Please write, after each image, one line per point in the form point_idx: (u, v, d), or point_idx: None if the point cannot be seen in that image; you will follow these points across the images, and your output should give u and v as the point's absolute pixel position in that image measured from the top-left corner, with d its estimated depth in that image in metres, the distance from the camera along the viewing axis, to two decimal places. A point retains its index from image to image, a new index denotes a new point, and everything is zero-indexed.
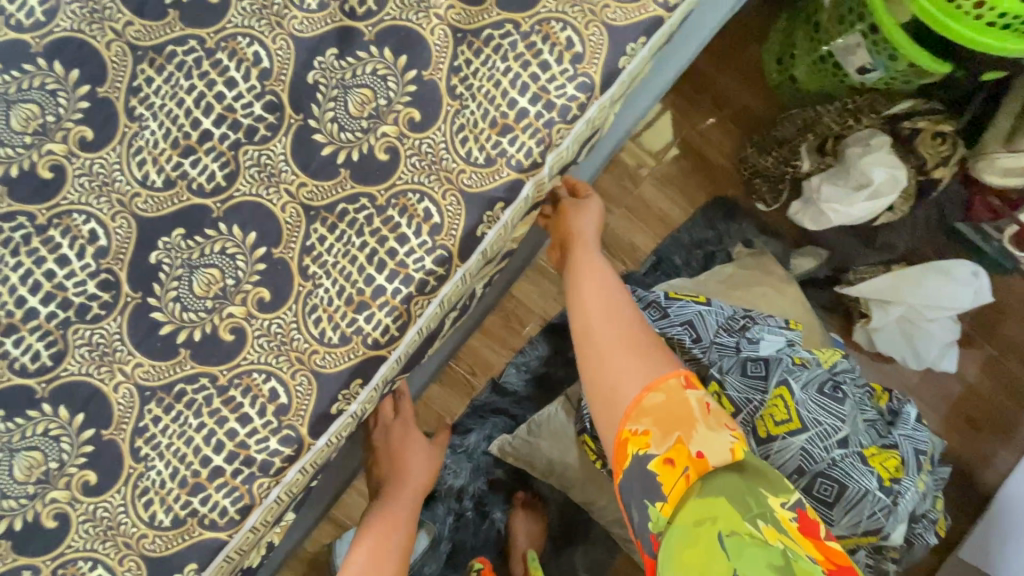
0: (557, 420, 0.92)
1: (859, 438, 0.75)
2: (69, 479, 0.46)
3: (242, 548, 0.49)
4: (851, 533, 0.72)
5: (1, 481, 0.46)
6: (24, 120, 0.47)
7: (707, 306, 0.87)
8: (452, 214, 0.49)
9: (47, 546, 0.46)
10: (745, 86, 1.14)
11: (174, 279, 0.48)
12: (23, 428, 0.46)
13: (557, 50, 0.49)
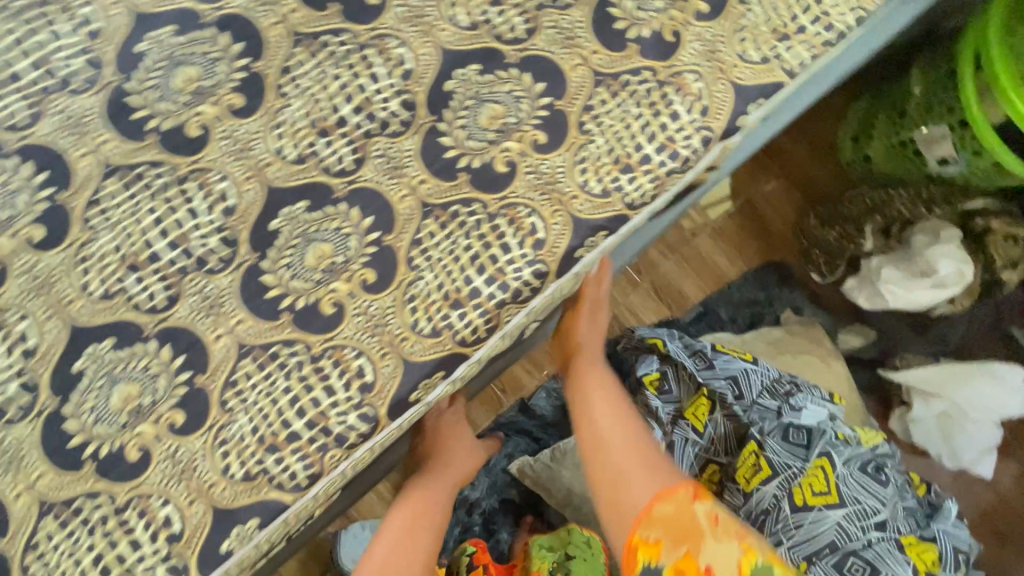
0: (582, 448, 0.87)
1: (897, 524, 0.74)
2: (159, 417, 0.49)
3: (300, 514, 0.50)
4: None
5: (99, 407, 0.48)
6: (185, 81, 0.51)
7: (754, 365, 0.83)
8: (557, 233, 0.52)
9: (126, 477, 0.48)
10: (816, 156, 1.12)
11: (290, 247, 0.51)
12: (127, 360, 0.49)
13: (688, 100, 0.53)
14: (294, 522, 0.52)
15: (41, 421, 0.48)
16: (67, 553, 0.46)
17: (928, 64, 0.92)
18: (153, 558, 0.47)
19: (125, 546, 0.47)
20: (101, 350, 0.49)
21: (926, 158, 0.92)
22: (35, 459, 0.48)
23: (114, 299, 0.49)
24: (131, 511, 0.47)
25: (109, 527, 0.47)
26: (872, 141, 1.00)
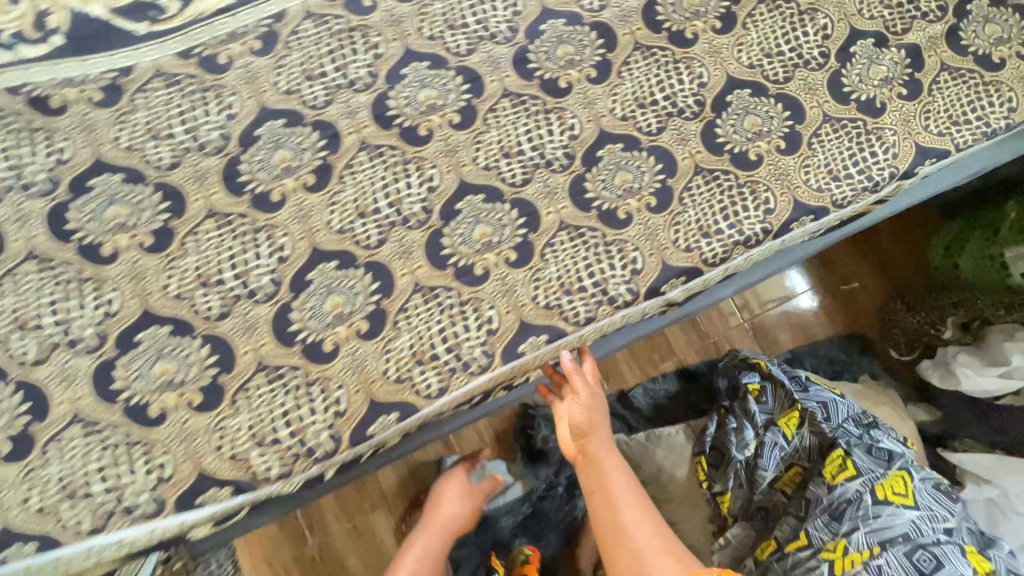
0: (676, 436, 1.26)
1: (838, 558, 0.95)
2: (352, 324, 0.68)
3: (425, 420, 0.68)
4: None
5: (315, 306, 0.68)
6: (426, 97, 0.75)
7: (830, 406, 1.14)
8: (651, 268, 0.73)
9: (318, 360, 0.67)
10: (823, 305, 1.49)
11: (465, 225, 0.72)
12: (340, 278, 0.69)
13: (757, 202, 0.76)
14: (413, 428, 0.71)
15: (273, 303, 0.68)
16: (270, 399, 0.66)
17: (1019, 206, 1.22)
18: (324, 422, 0.66)
19: (308, 409, 0.66)
20: (327, 266, 0.69)
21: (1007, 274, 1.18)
22: (261, 327, 0.67)
23: (343, 234, 0.70)
24: (315, 385, 0.66)
25: (299, 393, 0.66)
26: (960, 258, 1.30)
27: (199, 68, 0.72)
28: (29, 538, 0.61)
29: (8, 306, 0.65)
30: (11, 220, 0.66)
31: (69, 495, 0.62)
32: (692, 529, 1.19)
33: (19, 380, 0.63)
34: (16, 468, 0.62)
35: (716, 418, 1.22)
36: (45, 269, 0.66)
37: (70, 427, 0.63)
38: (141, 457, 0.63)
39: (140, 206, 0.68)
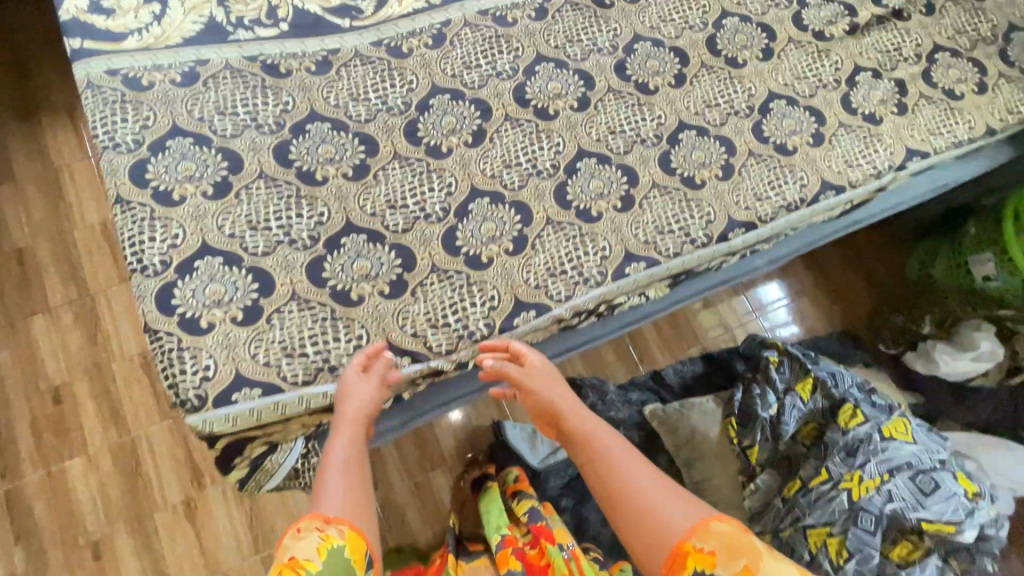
0: (707, 406, 1.44)
1: (849, 486, 1.16)
2: (502, 243, 0.89)
3: (555, 320, 0.88)
4: (824, 530, 1.16)
5: (474, 228, 0.89)
6: (552, 87, 1.00)
7: (833, 372, 1.33)
8: (721, 220, 0.97)
9: (476, 267, 0.87)
10: (823, 306, 1.74)
11: (584, 178, 0.95)
12: (491, 209, 0.90)
13: (797, 179, 1.01)
14: (542, 329, 0.90)
15: (444, 224, 0.88)
16: (441, 294, 0.85)
17: (978, 219, 1.50)
18: (482, 314, 0.85)
19: (469, 302, 0.85)
20: (483, 199, 0.91)
21: (975, 274, 1.47)
22: (435, 241, 0.87)
23: (494, 178, 0.92)
24: (475, 285, 0.86)
25: (463, 290, 0.86)
26: (936, 265, 1.59)
27: (387, 54, 0.96)
28: (257, 383, 0.77)
29: (244, 211, 0.84)
30: (249, 150, 0.87)
31: (288, 354, 0.79)
32: (725, 481, 1.37)
33: (252, 265, 0.82)
34: (248, 330, 0.79)
35: (742, 387, 1.39)
36: (272, 186, 0.86)
37: (289, 303, 0.81)
38: (342, 329, 0.81)
39: (343, 147, 0.89)
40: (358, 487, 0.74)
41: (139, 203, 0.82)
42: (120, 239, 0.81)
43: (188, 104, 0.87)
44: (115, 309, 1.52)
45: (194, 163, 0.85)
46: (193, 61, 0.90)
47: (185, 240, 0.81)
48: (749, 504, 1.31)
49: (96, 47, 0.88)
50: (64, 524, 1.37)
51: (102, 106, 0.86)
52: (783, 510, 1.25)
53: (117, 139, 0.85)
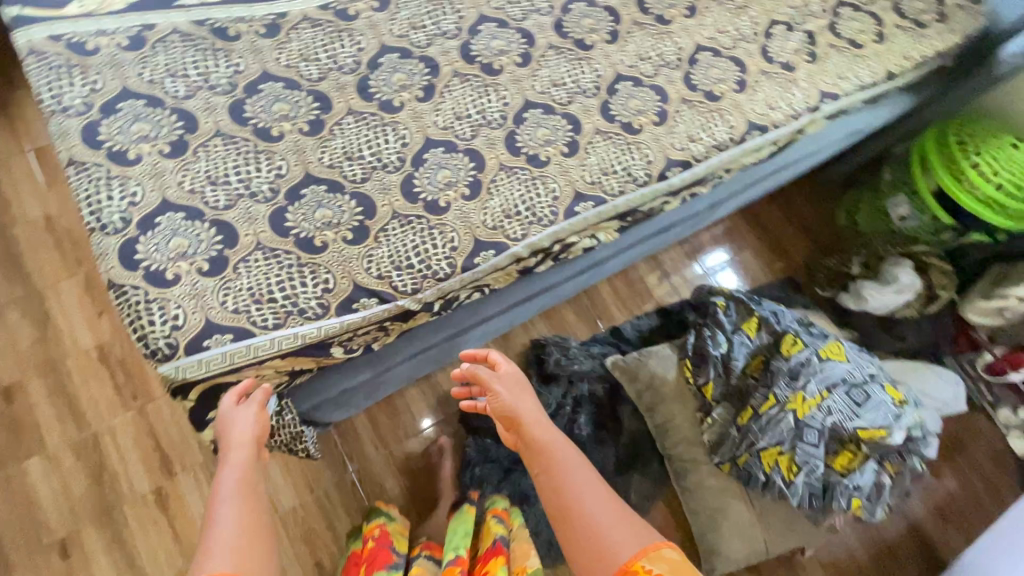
0: (663, 352, 1.52)
1: (792, 408, 1.26)
2: (458, 188, 0.94)
3: (514, 257, 0.93)
4: (773, 449, 1.28)
5: (431, 175, 0.93)
6: (496, 44, 1.05)
7: (775, 309, 1.43)
8: (660, 160, 1.05)
9: (435, 212, 0.91)
10: (765, 258, 1.87)
11: (532, 127, 1.01)
12: (446, 158, 0.95)
13: (726, 122, 1.10)
14: (501, 268, 0.94)
15: (401, 173, 0.92)
16: (403, 238, 0.89)
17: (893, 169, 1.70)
18: (445, 254, 0.89)
19: (432, 244, 0.89)
20: (437, 149, 0.95)
21: (892, 216, 1.66)
22: (393, 188, 0.91)
23: (446, 130, 0.97)
24: (436, 228, 0.90)
25: (424, 233, 0.90)
26: (861, 214, 1.78)
27: (334, 17, 1.00)
28: (227, 329, 0.79)
29: (202, 167, 0.85)
30: (203, 110, 0.88)
31: (256, 300, 0.81)
32: (685, 420, 1.46)
33: (214, 218, 0.83)
34: (215, 279, 0.80)
35: (694, 331, 1.47)
36: (229, 143, 0.88)
37: (254, 252, 0.83)
38: (309, 274, 0.83)
39: (297, 104, 0.92)
40: (249, 516, 0.72)
41: (94, 164, 0.83)
42: (77, 201, 0.82)
43: (137, 68, 0.88)
44: (66, 304, 1.48)
45: (148, 124, 0.86)
46: (139, 26, 0.91)
47: (145, 198, 0.82)
48: (708, 437, 1.40)
49: (36, 14, 0.88)
50: (26, 524, 1.33)
51: (48, 72, 0.86)
52: (739, 438, 1.34)
53: (66, 103, 0.85)
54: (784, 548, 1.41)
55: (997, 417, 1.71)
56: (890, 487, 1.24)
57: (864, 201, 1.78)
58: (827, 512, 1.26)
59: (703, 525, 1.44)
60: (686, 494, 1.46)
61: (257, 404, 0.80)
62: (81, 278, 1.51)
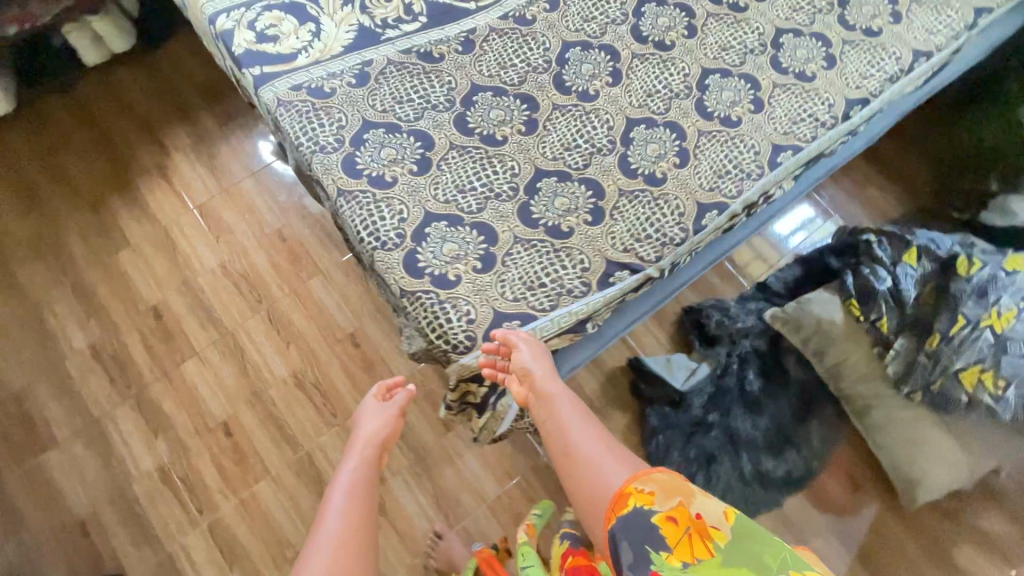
0: (823, 296, 1.53)
1: (988, 325, 1.29)
2: (670, 158, 1.00)
3: (733, 214, 1.00)
4: (975, 369, 1.29)
5: (642, 151, 1.00)
6: (662, 22, 1.11)
7: (932, 236, 1.46)
8: (840, 101, 1.09)
9: (656, 183, 0.98)
10: (888, 192, 1.89)
11: (716, 92, 1.06)
12: (650, 133, 1.01)
13: (892, 55, 1.13)
14: (720, 228, 1.01)
15: (615, 154, 0.99)
16: (636, 212, 0.95)
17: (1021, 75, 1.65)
18: (676, 220, 0.96)
19: (663, 213, 0.96)
20: (640, 126, 1.02)
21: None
22: (613, 169, 0.98)
23: (643, 108, 1.03)
24: (661, 198, 0.97)
25: (653, 205, 0.96)
26: (984, 126, 1.72)
27: (516, 24, 1.07)
28: (515, 315, 0.87)
29: (450, 178, 0.94)
30: (434, 128, 0.97)
31: (530, 287, 0.89)
32: (860, 357, 1.48)
33: (473, 221, 0.91)
34: (490, 275, 0.88)
35: (851, 272, 1.50)
36: (465, 153, 0.96)
37: (516, 245, 0.91)
38: (567, 257, 0.91)
39: (510, 108, 1.00)
40: (359, 499, 0.94)
41: (359, 190, 0.92)
42: (353, 227, 0.91)
43: (370, 100, 0.97)
44: (256, 340, 1.60)
45: (393, 148, 0.95)
46: (359, 64, 1.00)
47: (411, 213, 0.91)
48: (894, 369, 1.42)
49: (274, 69, 0.98)
50: (269, 541, 1.45)
51: (299, 118, 0.95)
52: (930, 365, 1.36)
53: (321, 142, 0.94)
54: (985, 466, 1.42)
55: None
56: None
57: (986, 113, 1.72)
58: None
59: (896, 456, 1.46)
60: (873, 428, 1.49)
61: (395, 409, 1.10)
62: (263, 315, 1.62)
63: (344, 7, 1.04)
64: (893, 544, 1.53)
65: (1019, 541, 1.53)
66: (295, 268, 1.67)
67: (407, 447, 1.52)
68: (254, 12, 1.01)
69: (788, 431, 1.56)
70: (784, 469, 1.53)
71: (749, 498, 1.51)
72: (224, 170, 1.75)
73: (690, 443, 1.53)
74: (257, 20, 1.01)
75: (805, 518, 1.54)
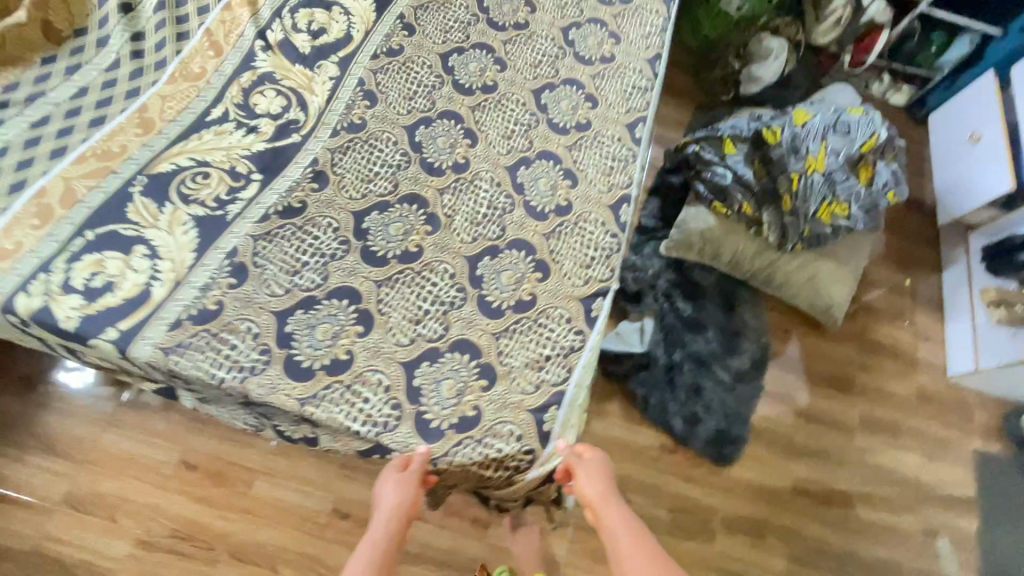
0: (691, 211, 1.72)
1: (813, 168, 1.57)
2: (561, 183, 1.05)
3: (636, 198, 1.09)
4: (824, 205, 1.58)
5: (537, 190, 1.04)
6: (472, 68, 1.13)
7: (733, 123, 1.72)
8: (643, 65, 1.22)
9: (566, 211, 1.03)
10: (672, 99, 2.15)
11: (556, 104, 1.13)
12: (533, 170, 1.06)
13: (652, 9, 1.29)
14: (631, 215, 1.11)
15: (519, 206, 1.02)
16: (569, 245, 1.01)
17: None
18: (603, 231, 1.03)
19: (590, 231, 1.03)
20: (522, 170, 1.05)
21: (731, 11, 1.96)
22: (525, 220, 1.01)
23: (512, 153, 1.07)
24: (581, 220, 1.03)
25: (577, 231, 1.02)
26: (702, 24, 2.02)
27: (351, 134, 1.02)
28: (549, 404, 0.90)
29: (399, 316, 0.90)
30: (349, 277, 0.91)
31: (539, 367, 0.91)
32: (746, 242, 1.69)
33: (451, 344, 0.90)
34: (499, 381, 0.89)
35: (698, 182, 1.70)
36: (394, 284, 0.92)
37: (500, 340, 0.91)
38: (546, 318, 0.95)
39: (405, 216, 0.97)
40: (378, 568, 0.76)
41: (324, 385, 0.84)
42: (340, 424, 0.82)
43: (266, 290, 0.87)
44: None
45: (325, 323, 0.87)
46: (225, 258, 0.87)
47: (390, 376, 0.86)
48: (773, 237, 1.65)
49: (133, 322, 0.81)
50: None
51: (205, 354, 0.81)
52: (796, 219, 1.61)
53: (248, 364, 0.83)
54: (862, 264, 1.75)
55: (876, 92, 2.21)
56: (898, 168, 1.65)
57: (697, 15, 2.02)
58: (878, 215, 1.64)
59: (807, 297, 1.74)
60: (783, 287, 1.74)
61: (414, 479, 0.82)
62: (226, 557, 1.35)
63: (164, 208, 0.89)
64: (845, 360, 1.81)
65: (906, 301, 1.92)
66: (227, 486, 1.41)
67: (463, 571, 1.41)
68: (60, 271, 0.81)
69: (732, 328, 1.75)
70: (749, 358, 1.73)
71: (741, 398, 1.68)
72: (67, 440, 1.39)
73: (676, 389, 1.64)
74: (73, 277, 0.81)
75: (783, 384, 1.75)
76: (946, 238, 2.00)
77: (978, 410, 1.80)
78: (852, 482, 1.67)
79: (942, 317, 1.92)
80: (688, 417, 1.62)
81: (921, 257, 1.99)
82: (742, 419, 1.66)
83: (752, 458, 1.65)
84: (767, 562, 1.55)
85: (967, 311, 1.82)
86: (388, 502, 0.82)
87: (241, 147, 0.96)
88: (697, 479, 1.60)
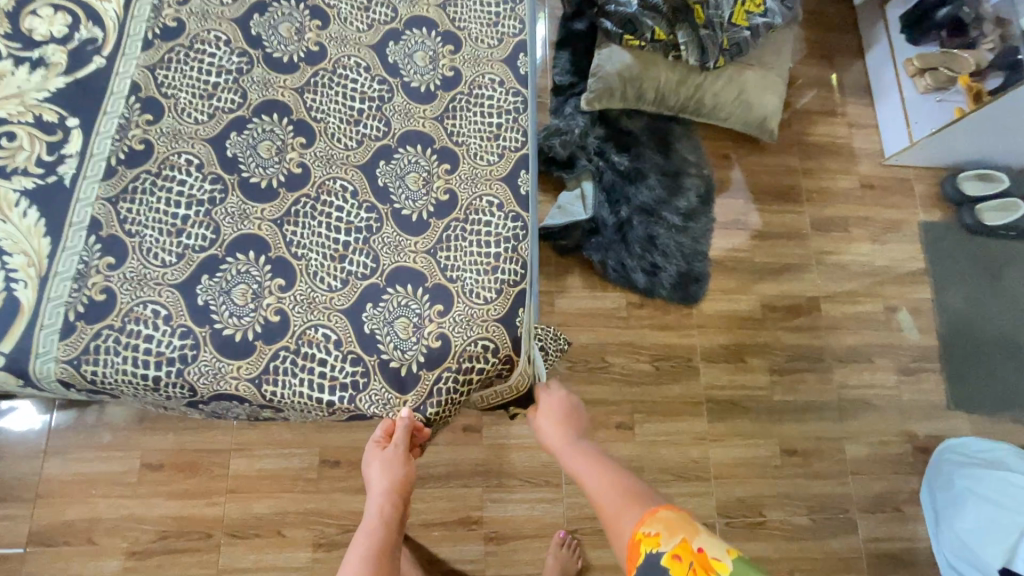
0: (602, 53, 1.56)
1: None
2: (441, 50, 0.88)
3: (533, 47, 0.92)
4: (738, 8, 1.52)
5: (416, 67, 0.87)
6: None
7: None
8: None
9: (454, 84, 0.87)
10: None
11: None
12: (405, 43, 0.87)
13: None
14: None
15: (398, 91, 0.85)
16: (469, 121, 0.86)
17: None
18: (506, 93, 0.88)
19: (488, 95, 0.87)
20: (398, 41, 0.87)
21: None
22: (410, 106, 0.84)
23: (376, 27, 0.88)
24: (478, 88, 0.87)
25: (473, 103, 0.87)
26: None
27: (170, 43, 0.81)
28: (515, 309, 0.78)
29: (319, 255, 0.75)
30: (242, 223, 0.74)
31: (489, 268, 0.79)
32: (665, 73, 1.56)
33: (388, 277, 0.76)
34: (456, 301, 0.77)
35: (603, 19, 1.53)
36: (296, 218, 0.76)
37: (439, 256, 0.78)
38: (477, 213, 0.81)
39: (270, 131, 0.79)
40: (377, 551, 0.76)
41: (269, 357, 0.71)
42: (305, 398, 0.71)
43: (154, 261, 0.72)
44: (247, 564, 1.29)
45: (240, 283, 0.72)
46: (88, 235, 0.71)
47: (336, 328, 0.73)
48: (693, 59, 1.53)
49: (16, 338, 0.67)
50: None
51: (118, 354, 0.68)
52: (713, 31, 1.51)
53: (174, 354, 0.69)
54: (786, 65, 1.67)
55: None
56: None
57: None
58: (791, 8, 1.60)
59: (740, 116, 1.65)
60: (714, 112, 1.64)
61: (399, 449, 0.82)
62: (226, 539, 1.30)
63: None
64: (787, 170, 1.79)
65: (836, 96, 1.86)
66: (202, 474, 1.33)
67: (469, 475, 1.41)
68: None
69: (672, 169, 1.67)
70: (695, 195, 1.67)
71: (695, 237, 1.64)
72: (12, 480, 1.28)
73: (631, 245, 1.58)
74: None
75: (733, 210, 1.72)
76: (863, 17, 1.92)
77: (916, 184, 1.83)
78: (814, 285, 1.71)
79: (873, 103, 1.88)
80: (648, 269, 1.58)
81: (843, 45, 1.91)
82: (700, 256, 1.63)
83: (718, 291, 1.65)
84: (751, 380, 1.60)
85: (895, 88, 1.78)
86: (374, 482, 0.82)
87: (35, 91, 0.76)
88: (671, 325, 1.60)
